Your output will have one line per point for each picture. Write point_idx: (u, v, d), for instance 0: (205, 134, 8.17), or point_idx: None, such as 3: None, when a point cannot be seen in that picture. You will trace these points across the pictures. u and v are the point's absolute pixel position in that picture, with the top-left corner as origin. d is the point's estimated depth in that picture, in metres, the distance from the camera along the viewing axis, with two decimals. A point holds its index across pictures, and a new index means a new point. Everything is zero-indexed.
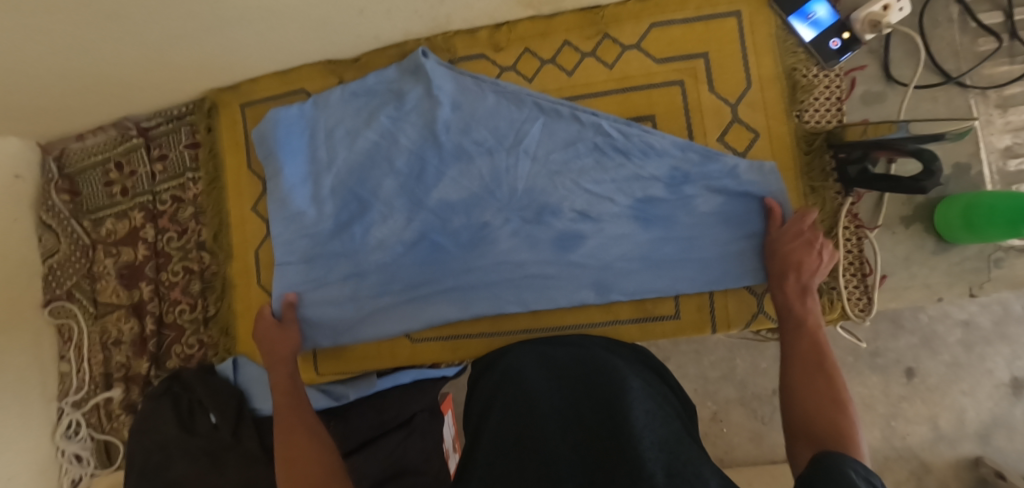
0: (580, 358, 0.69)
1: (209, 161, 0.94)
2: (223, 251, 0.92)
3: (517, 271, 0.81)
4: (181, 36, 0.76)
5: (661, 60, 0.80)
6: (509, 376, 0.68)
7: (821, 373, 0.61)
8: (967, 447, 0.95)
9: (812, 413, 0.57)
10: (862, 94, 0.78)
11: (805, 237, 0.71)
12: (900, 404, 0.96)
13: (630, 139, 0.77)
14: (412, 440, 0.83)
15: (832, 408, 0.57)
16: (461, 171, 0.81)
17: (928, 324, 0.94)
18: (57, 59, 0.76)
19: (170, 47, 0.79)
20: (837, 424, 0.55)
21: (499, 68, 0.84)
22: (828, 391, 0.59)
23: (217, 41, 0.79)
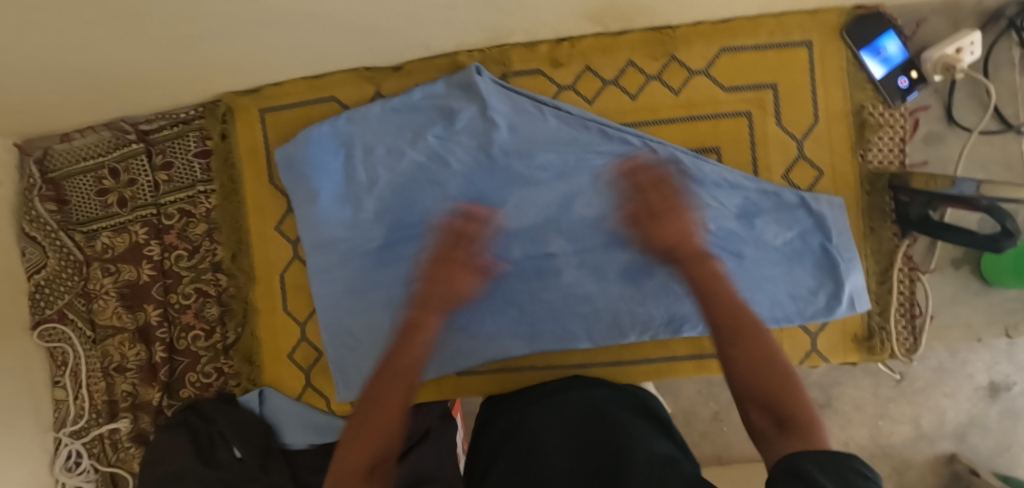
0: (583, 404, 0.62)
1: (224, 171, 0.84)
2: (244, 274, 0.84)
3: (584, 303, 0.77)
4: (207, 36, 0.67)
5: (730, 88, 0.76)
6: (509, 421, 0.64)
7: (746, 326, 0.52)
8: (943, 444, 0.87)
9: (777, 389, 0.49)
10: (924, 135, 0.77)
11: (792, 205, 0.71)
12: (888, 404, 0.88)
13: (701, 172, 0.75)
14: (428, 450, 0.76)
15: (792, 397, 0.48)
16: (521, 198, 0.77)
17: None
18: (58, 51, 0.66)
19: (193, 47, 0.69)
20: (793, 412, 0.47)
21: (557, 86, 0.78)
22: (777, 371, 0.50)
23: (248, 42, 0.70)
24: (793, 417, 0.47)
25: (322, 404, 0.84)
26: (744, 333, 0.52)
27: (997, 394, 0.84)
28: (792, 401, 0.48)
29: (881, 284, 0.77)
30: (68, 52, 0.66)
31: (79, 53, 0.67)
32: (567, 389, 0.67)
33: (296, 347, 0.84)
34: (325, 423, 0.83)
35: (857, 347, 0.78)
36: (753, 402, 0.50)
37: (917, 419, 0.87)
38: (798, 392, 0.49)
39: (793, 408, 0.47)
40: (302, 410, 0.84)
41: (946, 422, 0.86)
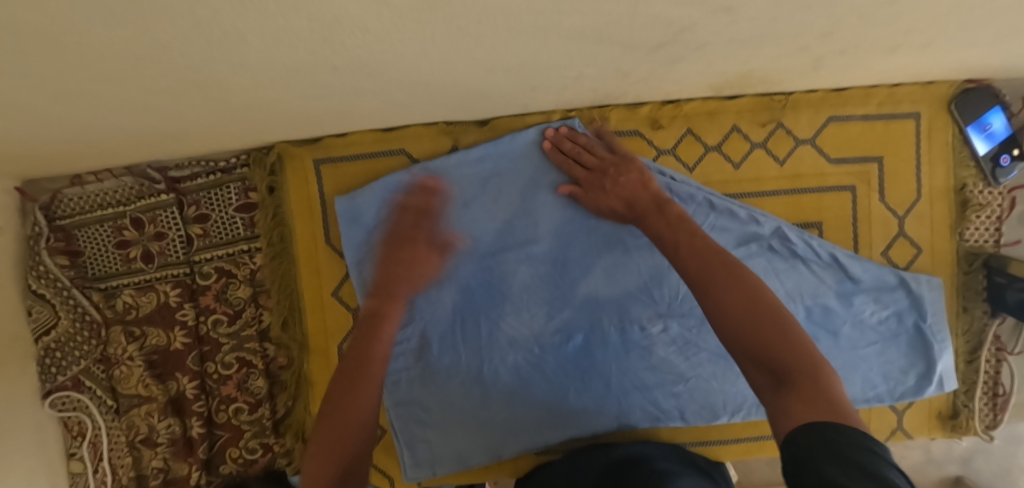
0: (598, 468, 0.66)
1: (272, 228, 0.75)
2: (295, 343, 0.76)
3: (676, 380, 0.73)
4: (291, 94, 0.57)
5: (836, 160, 0.72)
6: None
7: (721, 277, 0.50)
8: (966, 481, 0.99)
9: (788, 331, 0.45)
10: (1020, 213, 0.75)
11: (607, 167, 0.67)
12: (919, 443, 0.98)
13: (808, 245, 0.71)
14: None
15: (801, 350, 0.44)
16: (613, 266, 0.72)
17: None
18: (113, 106, 0.54)
19: (272, 104, 0.59)
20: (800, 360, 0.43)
21: (656, 149, 0.72)
22: (767, 312, 0.46)
23: (334, 100, 0.60)
24: (791, 371, 0.43)
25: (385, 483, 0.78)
26: (733, 277, 0.49)
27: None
28: (796, 358, 0.43)
29: (969, 364, 0.76)
30: (124, 107, 0.55)
31: (134, 108, 0.56)
32: (588, 457, 0.69)
33: None
34: None
35: (940, 424, 0.77)
36: (743, 349, 0.45)
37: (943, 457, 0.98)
38: (808, 344, 0.44)
39: (800, 361, 0.43)
40: None
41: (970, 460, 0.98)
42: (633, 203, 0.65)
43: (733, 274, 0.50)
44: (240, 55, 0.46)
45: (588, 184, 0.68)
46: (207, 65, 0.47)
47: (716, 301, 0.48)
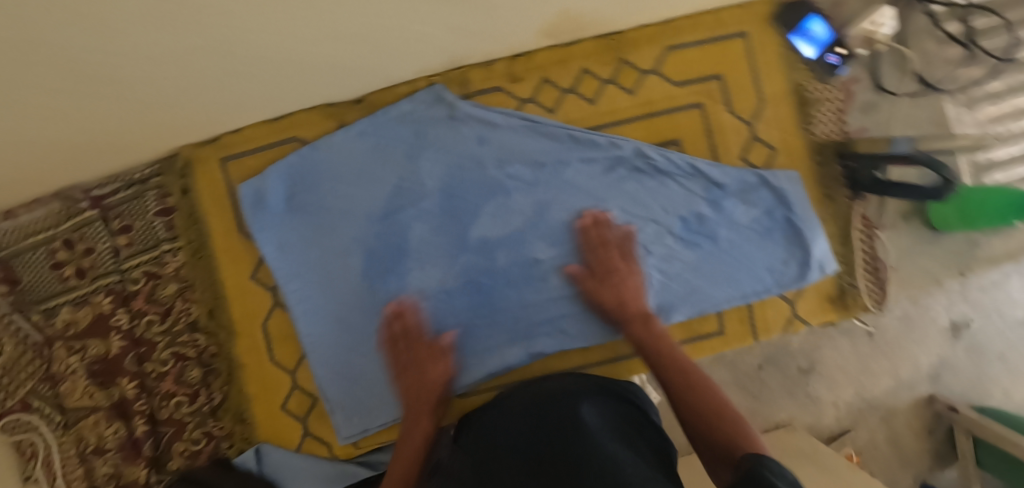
0: (530, 417, 0.63)
1: (190, 227, 0.82)
2: (223, 329, 0.81)
3: (576, 304, 0.78)
4: (174, 90, 0.65)
5: (680, 82, 0.80)
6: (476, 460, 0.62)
7: (700, 391, 0.60)
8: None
9: (716, 421, 0.56)
10: (860, 103, 0.83)
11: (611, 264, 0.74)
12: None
13: (668, 160, 0.78)
14: None
15: (734, 432, 0.54)
16: (499, 208, 0.79)
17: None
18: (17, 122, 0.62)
19: (161, 104, 0.67)
20: (727, 431, 0.54)
21: (518, 100, 0.80)
22: (718, 414, 0.57)
23: (215, 92, 0.68)
24: (733, 446, 0.52)
25: (324, 451, 0.81)
26: (705, 388, 0.61)
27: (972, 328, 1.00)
28: (733, 428, 0.54)
29: (844, 246, 0.82)
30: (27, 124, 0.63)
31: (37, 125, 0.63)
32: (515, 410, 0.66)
33: (290, 396, 0.81)
34: (331, 470, 0.80)
35: (833, 306, 0.82)
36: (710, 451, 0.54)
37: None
38: (744, 427, 0.54)
39: (737, 440, 0.53)
40: (303, 462, 0.80)
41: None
42: (625, 304, 0.72)
43: (706, 395, 0.60)
44: (111, 42, 0.53)
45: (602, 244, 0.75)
46: (85, 62, 0.55)
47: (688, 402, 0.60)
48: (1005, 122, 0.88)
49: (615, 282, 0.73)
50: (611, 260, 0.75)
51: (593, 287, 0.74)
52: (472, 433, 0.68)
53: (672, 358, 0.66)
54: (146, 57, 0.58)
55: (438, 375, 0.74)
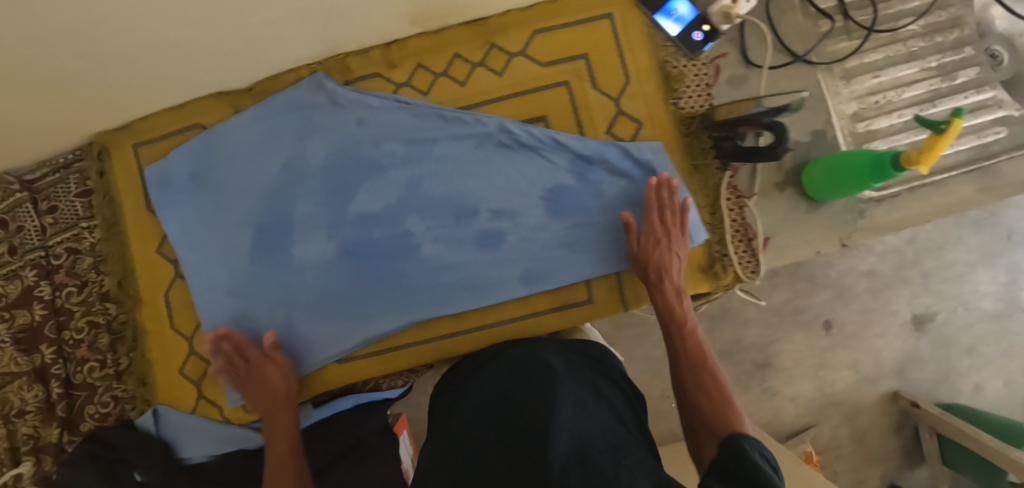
0: (509, 374, 0.61)
1: (105, 206, 0.90)
2: (130, 299, 0.89)
3: (447, 273, 0.82)
4: (63, 75, 0.72)
5: (547, 63, 0.85)
6: (450, 423, 0.59)
7: (692, 359, 0.65)
8: (886, 384, 1.27)
9: (698, 390, 0.61)
10: (727, 77, 0.86)
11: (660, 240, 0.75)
12: (825, 354, 1.26)
13: (533, 134, 0.82)
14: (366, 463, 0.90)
15: (718, 402, 0.58)
16: (376, 183, 0.84)
17: (839, 279, 1.26)
18: None
19: (55, 88, 0.74)
20: (729, 419, 0.56)
21: (395, 84, 0.86)
22: (700, 377, 0.62)
23: (104, 78, 0.75)
24: (726, 423, 0.55)
25: (216, 413, 0.87)
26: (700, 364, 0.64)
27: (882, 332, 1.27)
28: (726, 415, 0.56)
29: (714, 216, 0.83)
30: None
31: None
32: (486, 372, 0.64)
33: (187, 361, 0.87)
34: (225, 433, 0.86)
35: (704, 276, 0.83)
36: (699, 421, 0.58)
37: (856, 363, 1.27)
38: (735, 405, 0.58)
39: (719, 413, 0.57)
40: (200, 424, 0.86)
41: (883, 362, 1.27)
42: (663, 268, 0.74)
43: (690, 370, 0.64)
44: None
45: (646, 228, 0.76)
46: None
47: (692, 380, 0.63)
48: (886, 93, 0.89)
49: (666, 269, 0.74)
50: (666, 225, 0.76)
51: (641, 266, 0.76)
52: (448, 402, 0.64)
53: (689, 341, 0.67)
54: (33, 50, 0.66)
55: (276, 373, 0.82)
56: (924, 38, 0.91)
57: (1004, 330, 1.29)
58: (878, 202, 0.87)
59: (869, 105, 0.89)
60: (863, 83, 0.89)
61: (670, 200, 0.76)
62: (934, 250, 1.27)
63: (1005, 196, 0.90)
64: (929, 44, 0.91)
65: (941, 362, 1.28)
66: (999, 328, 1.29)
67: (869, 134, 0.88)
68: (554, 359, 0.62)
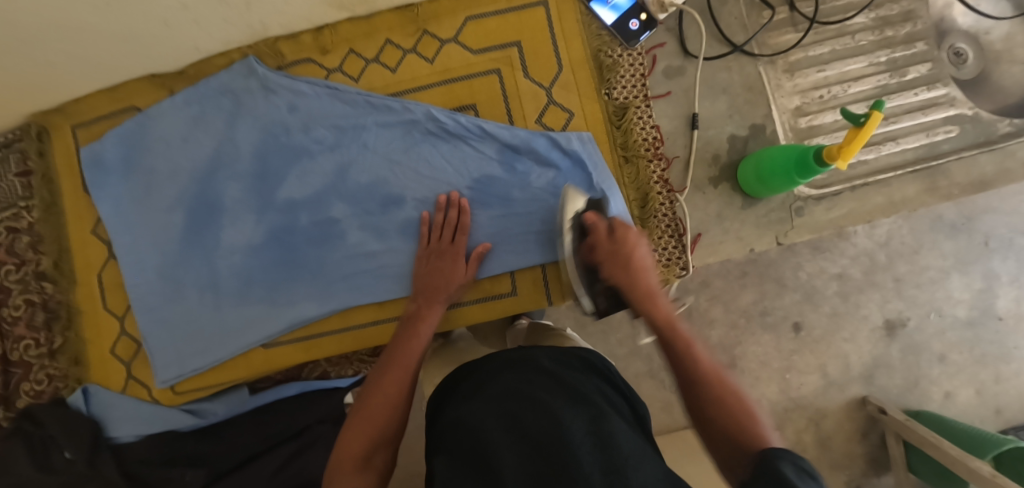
0: (523, 378, 0.55)
1: (43, 187, 0.91)
2: (65, 279, 0.90)
3: (370, 261, 0.83)
4: None
5: (478, 50, 0.83)
6: (454, 439, 0.51)
7: (708, 386, 0.53)
8: (855, 389, 1.19)
9: (707, 400, 0.52)
10: (664, 68, 0.86)
11: (614, 253, 0.69)
12: (792, 357, 1.19)
13: (459, 123, 0.81)
14: (311, 452, 0.87)
15: (735, 404, 0.51)
16: (304, 170, 0.84)
17: (808, 281, 1.18)
18: None
19: None
20: (746, 430, 0.49)
21: (327, 70, 0.86)
22: (720, 379, 0.53)
23: (22, 61, 0.74)
24: (745, 440, 0.48)
25: (146, 394, 0.90)
26: (702, 357, 0.56)
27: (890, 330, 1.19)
28: (744, 427, 0.49)
29: (644, 209, 0.82)
30: None
31: None
32: (498, 374, 0.57)
33: (117, 342, 0.90)
34: (155, 412, 0.88)
35: None
36: (714, 435, 0.51)
37: (822, 367, 1.19)
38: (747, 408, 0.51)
39: (741, 416, 0.50)
40: (131, 403, 0.89)
41: (850, 367, 1.19)
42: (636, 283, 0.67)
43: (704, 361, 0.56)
44: None
45: (600, 240, 0.70)
46: None
47: (689, 381, 0.55)
48: (831, 88, 0.87)
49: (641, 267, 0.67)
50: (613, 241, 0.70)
51: (618, 269, 0.68)
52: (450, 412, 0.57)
53: (683, 343, 0.58)
54: None
55: (461, 277, 0.78)
56: (874, 32, 0.88)
57: (975, 339, 1.19)
58: (818, 200, 0.87)
59: (812, 99, 0.87)
60: (807, 77, 0.87)
61: (622, 229, 0.71)
62: (907, 254, 1.18)
63: (952, 197, 0.88)
64: (878, 38, 0.88)
65: (910, 369, 1.19)
66: (970, 336, 1.19)
67: (811, 130, 0.86)
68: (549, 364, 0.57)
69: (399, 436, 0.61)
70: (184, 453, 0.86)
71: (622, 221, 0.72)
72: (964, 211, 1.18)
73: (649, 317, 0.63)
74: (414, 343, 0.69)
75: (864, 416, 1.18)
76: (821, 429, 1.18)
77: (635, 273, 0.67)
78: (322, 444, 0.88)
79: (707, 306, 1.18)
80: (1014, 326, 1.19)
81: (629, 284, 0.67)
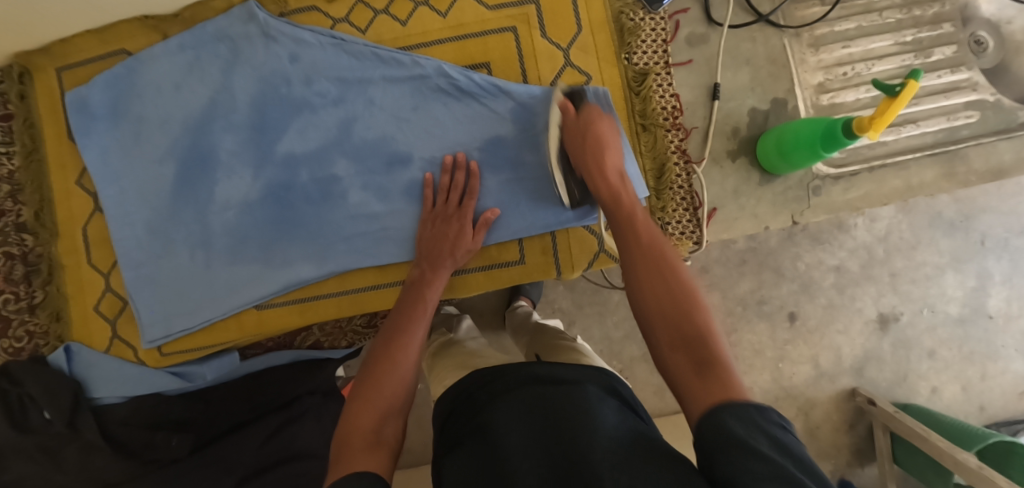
0: (548, 390, 0.54)
1: (24, 132, 0.86)
2: (46, 231, 0.85)
3: (372, 223, 0.80)
4: None
5: (494, 6, 0.79)
6: (472, 443, 0.50)
7: (660, 280, 0.52)
8: (845, 381, 1.19)
9: (662, 315, 0.50)
10: (687, 35, 0.82)
11: (586, 124, 0.69)
12: (785, 347, 1.18)
13: (472, 81, 0.77)
14: (304, 423, 0.84)
15: (687, 322, 0.48)
16: (305, 123, 0.80)
17: (806, 272, 1.17)
18: None
19: None
20: (703, 342, 0.47)
21: (332, 19, 0.81)
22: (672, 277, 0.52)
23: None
24: (704, 356, 0.45)
25: (131, 355, 0.86)
26: (658, 256, 0.54)
27: (884, 324, 1.18)
28: (699, 339, 0.47)
29: (659, 180, 0.79)
30: None
31: None
32: (516, 387, 0.55)
33: (101, 299, 0.86)
34: (140, 374, 0.85)
35: None
36: (670, 338, 0.48)
37: (815, 357, 1.18)
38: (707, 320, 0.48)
39: (698, 338, 0.47)
40: (115, 363, 0.85)
41: (843, 358, 1.18)
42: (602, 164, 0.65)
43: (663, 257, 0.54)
44: None
45: (565, 123, 0.70)
46: None
47: (636, 288, 0.53)
48: (855, 65, 0.84)
49: (600, 147, 0.66)
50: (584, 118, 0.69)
51: (577, 147, 0.68)
52: (467, 420, 0.56)
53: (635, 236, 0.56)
54: None
55: (468, 244, 0.75)
56: (902, 10, 0.85)
57: (966, 335, 1.19)
58: (835, 180, 0.85)
59: (836, 77, 0.84)
60: (832, 53, 0.84)
61: (590, 109, 0.70)
62: (905, 249, 1.18)
63: (968, 184, 0.86)
64: (905, 17, 0.86)
65: (900, 363, 1.19)
66: (961, 333, 1.19)
67: (832, 108, 0.84)
68: (573, 381, 0.56)
69: (405, 413, 0.57)
70: (169, 417, 0.82)
71: (591, 103, 0.71)
72: (963, 209, 1.17)
73: (604, 201, 0.63)
74: (421, 311, 0.67)
75: (853, 407, 1.18)
76: (810, 418, 1.18)
77: (589, 150, 0.67)
78: (311, 415, 0.85)
79: (704, 292, 1.17)
80: (1004, 325, 1.19)
81: (587, 164, 0.66)
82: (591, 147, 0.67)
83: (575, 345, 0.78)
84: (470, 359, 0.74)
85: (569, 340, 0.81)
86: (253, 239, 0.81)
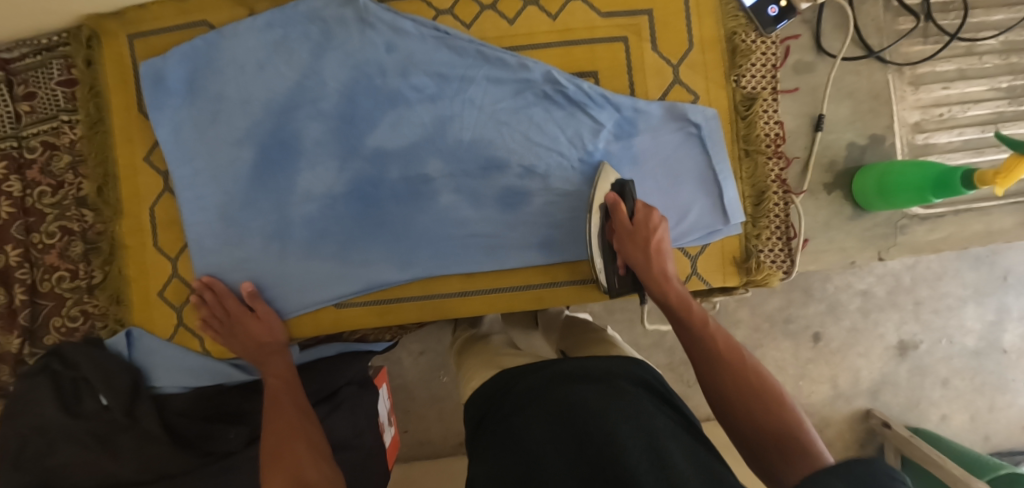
0: (579, 389, 0.48)
1: (89, 101, 0.80)
2: (109, 209, 0.81)
3: (459, 228, 0.77)
4: None
5: (606, 14, 0.76)
6: (501, 453, 0.46)
7: (725, 355, 0.54)
8: (861, 402, 1.20)
9: (749, 416, 0.49)
10: (795, 62, 0.81)
11: (647, 241, 0.66)
12: (807, 366, 1.19)
13: (579, 88, 0.75)
14: (338, 415, 0.80)
15: (771, 415, 0.49)
16: (397, 118, 0.77)
17: (833, 294, 1.17)
18: None
19: None
20: (783, 422, 0.48)
21: (435, 11, 0.77)
22: (735, 358, 0.54)
23: None
24: (788, 439, 0.47)
25: (195, 345, 0.82)
26: (737, 356, 0.54)
27: (903, 351, 1.19)
28: (775, 415, 0.49)
29: (757, 207, 0.78)
30: None
31: None
32: (547, 387, 0.50)
33: (166, 284, 0.82)
34: (200, 367, 0.82)
35: (736, 269, 0.79)
36: (752, 428, 0.49)
37: (834, 378, 1.19)
38: (782, 399, 0.50)
39: (781, 427, 0.48)
40: (178, 353, 0.81)
41: (860, 381, 1.20)
42: (659, 248, 0.66)
43: (731, 353, 0.54)
44: None
45: (619, 221, 0.67)
46: None
47: (708, 375, 0.54)
48: (951, 107, 0.83)
49: (659, 253, 0.66)
50: (638, 243, 0.66)
51: (637, 255, 0.66)
52: (495, 426, 0.50)
53: (710, 336, 0.57)
54: None
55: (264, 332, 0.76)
56: (1000, 56, 0.83)
57: (979, 368, 1.20)
58: (922, 219, 0.85)
59: (932, 117, 0.84)
60: (932, 93, 0.83)
61: (645, 213, 0.68)
62: (930, 279, 1.17)
63: None
64: (1001, 63, 0.83)
65: (914, 389, 1.20)
66: (974, 365, 1.20)
67: (926, 148, 0.83)
68: (608, 379, 0.51)
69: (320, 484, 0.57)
70: (225, 409, 0.79)
71: (646, 204, 0.69)
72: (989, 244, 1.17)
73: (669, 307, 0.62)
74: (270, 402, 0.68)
75: (867, 429, 1.19)
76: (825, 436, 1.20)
77: (653, 258, 0.65)
78: (347, 406, 0.82)
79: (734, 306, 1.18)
80: (1016, 360, 1.20)
81: (643, 269, 0.65)
82: (651, 253, 0.65)
83: (604, 336, 0.69)
84: (499, 356, 0.65)
85: (596, 331, 0.71)
86: (336, 233, 0.78)
